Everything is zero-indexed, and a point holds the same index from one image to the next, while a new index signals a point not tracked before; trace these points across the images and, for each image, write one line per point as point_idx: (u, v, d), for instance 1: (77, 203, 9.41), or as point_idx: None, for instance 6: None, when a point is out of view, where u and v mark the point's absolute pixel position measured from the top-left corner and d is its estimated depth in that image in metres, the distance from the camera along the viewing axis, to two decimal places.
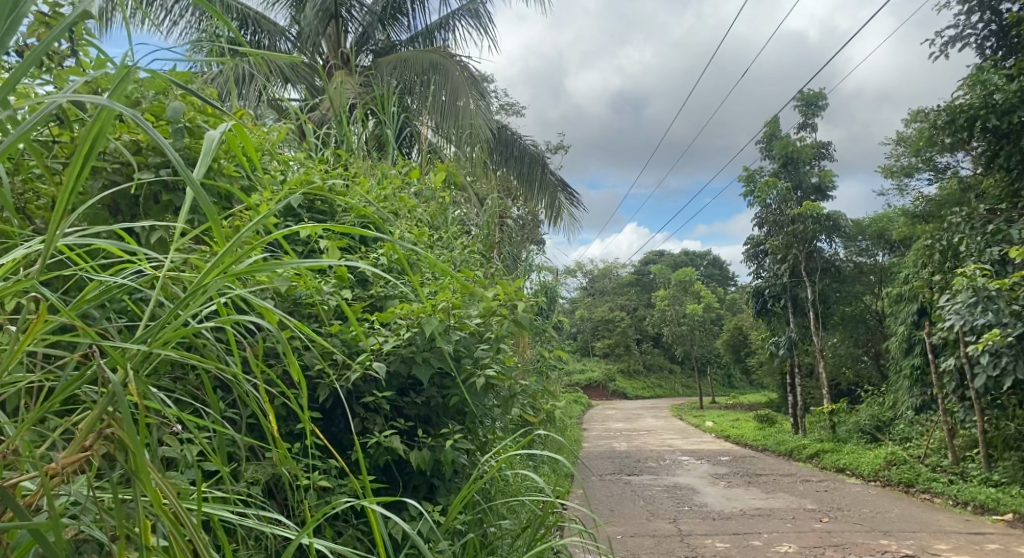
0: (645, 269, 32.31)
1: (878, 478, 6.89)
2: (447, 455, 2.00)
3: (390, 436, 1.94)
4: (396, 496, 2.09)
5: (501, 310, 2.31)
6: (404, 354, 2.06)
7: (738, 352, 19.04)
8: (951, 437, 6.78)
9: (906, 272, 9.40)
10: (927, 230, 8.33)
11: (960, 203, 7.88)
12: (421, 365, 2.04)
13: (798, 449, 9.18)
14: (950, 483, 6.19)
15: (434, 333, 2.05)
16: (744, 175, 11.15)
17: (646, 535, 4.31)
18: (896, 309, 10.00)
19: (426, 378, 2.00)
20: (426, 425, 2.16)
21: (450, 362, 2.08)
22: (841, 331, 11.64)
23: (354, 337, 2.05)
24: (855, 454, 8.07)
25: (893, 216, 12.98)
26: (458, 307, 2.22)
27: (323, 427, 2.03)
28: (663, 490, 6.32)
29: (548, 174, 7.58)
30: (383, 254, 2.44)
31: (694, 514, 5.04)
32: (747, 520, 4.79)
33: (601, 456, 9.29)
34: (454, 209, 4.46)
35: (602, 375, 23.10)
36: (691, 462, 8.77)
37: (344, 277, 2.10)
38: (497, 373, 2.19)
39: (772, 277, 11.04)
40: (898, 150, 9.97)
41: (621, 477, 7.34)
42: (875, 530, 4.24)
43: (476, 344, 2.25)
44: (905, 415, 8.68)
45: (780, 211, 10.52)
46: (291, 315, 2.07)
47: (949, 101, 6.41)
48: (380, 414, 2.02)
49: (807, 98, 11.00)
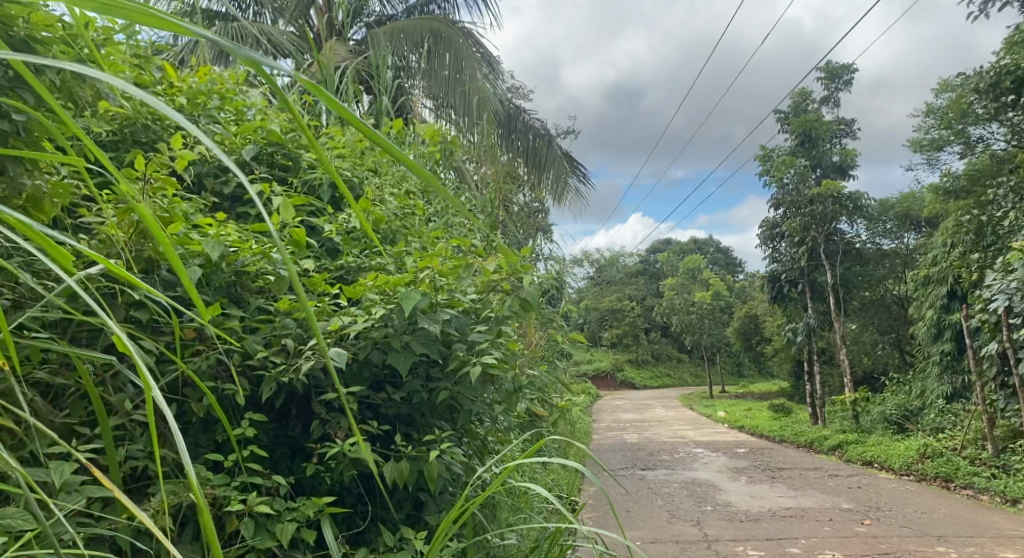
0: (652, 258, 31.80)
1: (912, 472, 6.43)
2: (434, 467, 1.55)
3: (357, 445, 1.50)
4: (373, 519, 1.65)
5: (503, 284, 1.85)
6: (377, 338, 1.61)
7: (749, 341, 18.58)
8: (990, 426, 6.26)
9: (936, 252, 8.88)
10: (961, 206, 7.80)
11: (998, 176, 7.36)
12: (397, 354, 1.59)
13: (820, 440, 8.70)
14: (993, 478, 5.70)
15: (415, 311, 1.60)
16: (761, 154, 10.61)
17: (669, 541, 3.89)
18: (923, 292, 9.48)
19: (406, 372, 1.55)
20: (409, 429, 1.71)
21: (435, 347, 1.64)
22: (861, 316, 11.13)
23: (313, 316, 1.60)
24: (882, 445, 7.58)
25: (917, 197, 12.41)
26: (447, 278, 1.75)
27: (276, 433, 1.60)
28: (682, 487, 5.87)
29: (554, 149, 7.09)
30: (354, 217, 1.99)
31: (720, 515, 4.58)
32: (778, 522, 4.32)
33: (613, 449, 8.85)
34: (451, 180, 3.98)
35: (610, 364, 22.64)
36: (708, 455, 8.31)
37: (301, 240, 1.66)
38: (498, 362, 1.72)
39: (789, 262, 10.62)
40: (927, 123, 9.41)
41: (636, 472, 6.90)
42: (927, 534, 3.76)
43: (471, 325, 1.79)
44: (935, 404, 8.18)
45: (798, 191, 9.98)
46: (231, 290, 1.63)
47: (993, 63, 5.89)
48: (346, 415, 1.58)
49: (833, 71, 10.47)
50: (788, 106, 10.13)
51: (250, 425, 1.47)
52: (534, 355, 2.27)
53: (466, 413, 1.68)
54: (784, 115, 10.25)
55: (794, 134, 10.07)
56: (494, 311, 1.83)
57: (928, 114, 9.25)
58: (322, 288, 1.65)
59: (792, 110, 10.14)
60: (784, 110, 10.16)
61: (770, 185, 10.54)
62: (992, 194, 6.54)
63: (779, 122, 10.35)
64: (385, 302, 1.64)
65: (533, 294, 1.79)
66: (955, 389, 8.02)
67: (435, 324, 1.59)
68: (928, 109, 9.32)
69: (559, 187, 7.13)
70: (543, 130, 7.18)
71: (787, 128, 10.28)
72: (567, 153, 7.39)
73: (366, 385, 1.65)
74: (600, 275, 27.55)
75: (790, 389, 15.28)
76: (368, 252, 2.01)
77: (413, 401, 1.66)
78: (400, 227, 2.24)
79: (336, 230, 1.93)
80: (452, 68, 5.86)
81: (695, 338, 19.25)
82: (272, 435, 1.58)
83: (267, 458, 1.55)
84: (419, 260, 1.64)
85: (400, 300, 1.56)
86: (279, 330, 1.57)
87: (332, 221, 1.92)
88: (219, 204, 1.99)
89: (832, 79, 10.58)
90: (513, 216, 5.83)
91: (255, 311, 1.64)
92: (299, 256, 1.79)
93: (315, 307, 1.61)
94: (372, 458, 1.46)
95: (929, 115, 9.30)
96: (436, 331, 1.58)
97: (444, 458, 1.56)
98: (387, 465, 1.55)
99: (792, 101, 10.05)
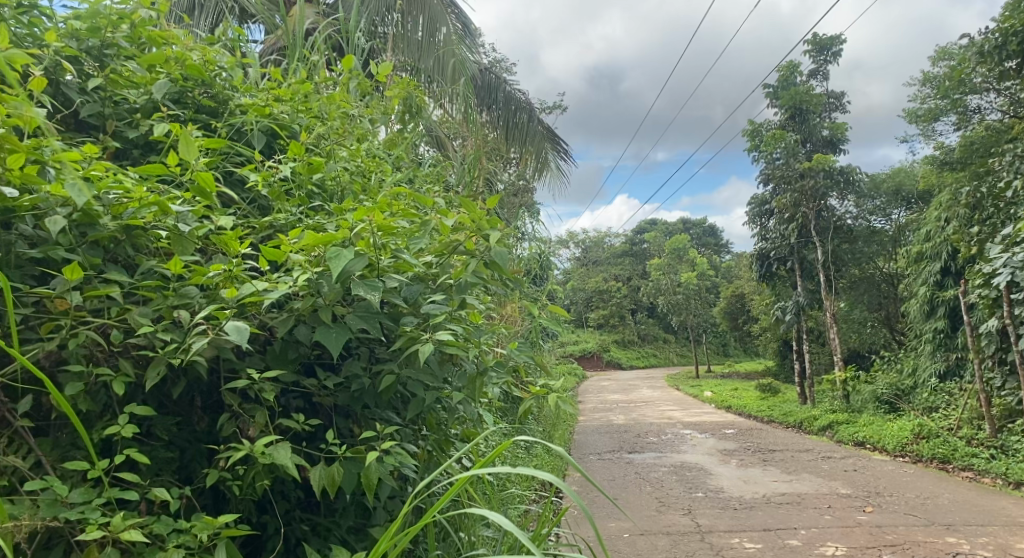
0: (637, 238, 31.50)
1: (906, 454, 6.22)
2: (374, 470, 1.23)
3: (271, 445, 1.18)
4: (301, 531, 1.35)
5: (464, 244, 1.51)
6: (302, 310, 1.28)
7: (735, 320, 18.38)
8: (987, 406, 6.03)
9: (929, 227, 8.66)
10: (957, 179, 7.53)
11: (996, 147, 7.09)
12: (327, 329, 1.26)
13: (809, 421, 8.48)
14: (992, 458, 5.48)
15: (346, 276, 1.27)
16: (749, 129, 10.28)
17: (657, 533, 3.62)
18: (915, 268, 9.24)
19: (336, 354, 1.22)
20: (350, 422, 1.39)
21: (376, 321, 1.31)
22: (851, 294, 10.90)
23: (221, 283, 1.28)
24: (875, 425, 7.36)
25: (908, 171, 12.16)
26: (395, 237, 1.43)
27: (176, 429, 1.28)
28: (670, 472, 5.62)
29: (535, 124, 6.69)
30: (286, 166, 1.64)
31: (711, 503, 4.33)
32: (774, 510, 4.06)
33: (598, 431, 8.60)
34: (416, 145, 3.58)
35: (596, 345, 22.41)
36: (696, 437, 8.06)
37: (206, 186, 1.34)
38: (457, 338, 1.39)
39: (778, 239, 10.36)
40: (923, 92, 9.20)
41: (622, 456, 6.64)
42: (934, 523, 3.50)
43: (425, 294, 1.47)
44: (927, 383, 7.99)
45: (788, 165, 9.66)
46: (118, 249, 1.30)
47: (997, 25, 5.57)
48: (262, 408, 1.26)
49: (822, 42, 10.14)
50: (776, 79, 9.78)
51: (131, 423, 1.15)
52: (506, 330, 1.95)
53: (417, 403, 1.36)
54: (773, 89, 9.88)
55: (783, 108, 9.72)
56: (453, 277, 1.51)
57: (923, 83, 9.01)
58: (231, 246, 1.31)
59: (781, 83, 9.77)
60: (773, 84, 9.79)
61: (758, 160, 10.23)
62: (991, 165, 6.25)
63: (767, 96, 9.98)
64: (311, 264, 1.31)
65: (500, 253, 1.46)
66: (948, 367, 7.81)
67: (376, 292, 1.26)
68: (924, 77, 9.10)
69: (541, 161, 6.74)
70: (524, 99, 6.74)
71: (775, 102, 9.92)
72: (549, 124, 7.01)
73: (291, 370, 1.32)
74: (585, 255, 27.17)
75: (775, 367, 15.11)
76: (304, 210, 1.68)
77: (353, 389, 1.34)
78: (348, 182, 1.90)
79: (261, 180, 1.59)
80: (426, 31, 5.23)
81: (682, 318, 18.99)
82: (170, 431, 1.26)
83: (162, 463, 1.23)
84: (355, 210, 1.32)
85: (328, 259, 1.24)
86: (174, 299, 1.24)
87: (257, 170, 1.59)
88: (122, 149, 1.67)
89: (820, 51, 10.26)
90: (495, 192, 5.49)
91: (147, 275, 1.30)
92: (210, 210, 1.45)
93: (221, 271, 1.28)
94: (288, 464, 1.14)
95: (925, 84, 9.11)
96: (375, 300, 1.25)
97: (388, 461, 1.24)
98: (315, 469, 1.23)
99: (781, 74, 9.70)
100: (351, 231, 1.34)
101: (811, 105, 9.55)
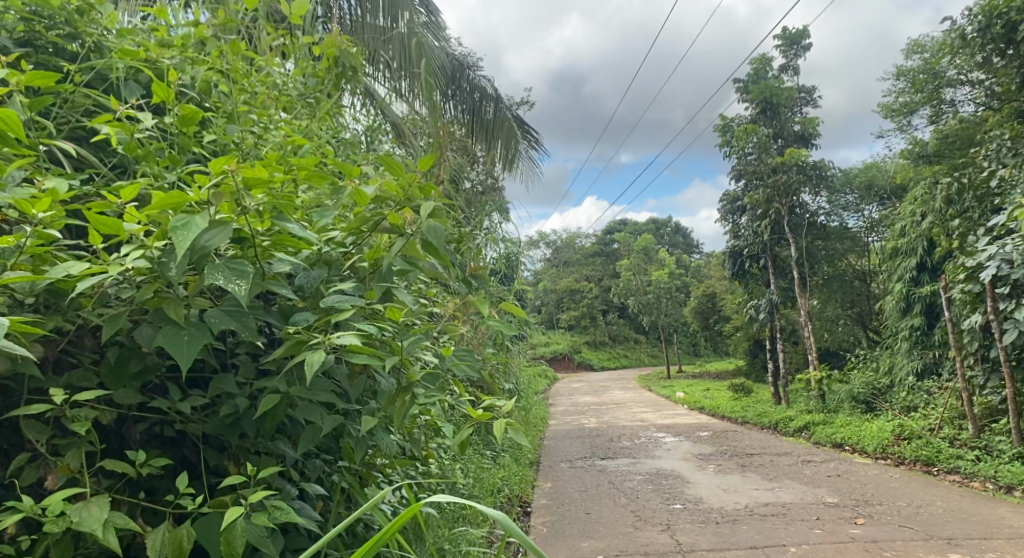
0: (608, 238, 31.27)
1: (887, 456, 5.99)
2: (238, 535, 0.85)
3: (79, 503, 0.81)
4: None
5: (388, 218, 1.12)
6: (140, 305, 0.90)
7: (707, 320, 18.21)
8: (970, 406, 5.83)
9: (904, 222, 8.52)
10: (934, 172, 7.33)
11: (974, 139, 6.91)
12: (176, 331, 0.87)
13: (785, 421, 8.24)
14: (977, 460, 5.27)
15: (195, 257, 0.86)
16: (720, 125, 10.01)
17: (633, 554, 3.28)
18: (889, 265, 9.08)
19: (186, 370, 0.83)
20: (224, 458, 1.01)
21: (248, 320, 0.93)
22: (823, 292, 10.74)
23: (22, 266, 0.91)
24: (852, 426, 7.14)
25: (881, 167, 12.06)
26: (287, 203, 1.03)
27: None
28: (646, 480, 5.29)
29: (503, 114, 6.29)
30: (144, 114, 1.21)
31: (692, 516, 4.00)
32: (760, 523, 3.75)
33: (570, 435, 8.25)
34: (356, 124, 3.14)
35: (567, 345, 22.10)
36: (671, 441, 7.75)
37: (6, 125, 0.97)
38: (369, 340, 1.00)
39: (751, 236, 10.14)
40: (897, 87, 9.02)
41: (594, 462, 6.29)
42: (934, 538, 3.20)
43: (330, 282, 1.08)
44: (904, 381, 7.80)
45: (760, 161, 9.40)
46: None
47: (982, 10, 5.34)
48: (79, 444, 0.88)
49: (791, 37, 9.94)
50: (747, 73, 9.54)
51: None
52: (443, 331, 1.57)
53: (310, 435, 0.97)
54: (744, 84, 9.63)
55: (754, 103, 9.47)
56: (370, 260, 1.12)
57: (897, 76, 8.86)
58: (24, 210, 0.91)
59: (751, 78, 9.51)
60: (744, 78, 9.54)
61: (730, 156, 9.99)
62: (973, 155, 6.04)
63: (738, 90, 9.72)
64: (158, 240, 0.92)
65: (435, 230, 1.08)
66: (925, 365, 7.64)
67: (242, 281, 0.86)
68: (897, 71, 8.95)
69: (508, 155, 6.36)
70: (491, 89, 6.33)
71: (747, 97, 9.66)
72: (517, 114, 6.62)
73: (133, 390, 0.94)
74: (556, 255, 26.83)
75: (747, 366, 14.97)
76: (180, 174, 1.28)
77: (224, 414, 0.96)
78: (254, 147, 1.51)
79: (112, 131, 1.18)
80: (387, 15, 4.56)
81: (653, 318, 18.76)
82: None
83: None
84: (217, 163, 0.91)
85: (170, 230, 0.84)
86: None
87: (105, 121, 1.18)
88: None
89: (790, 46, 10.06)
90: (464, 190, 5.09)
91: None
92: (35, 174, 1.07)
93: (25, 249, 0.91)
94: (97, 533, 0.77)
95: (898, 78, 8.97)
96: (238, 293, 0.84)
97: (263, 517, 0.87)
98: (156, 529, 0.86)
99: (752, 68, 9.45)
100: (210, 192, 0.92)
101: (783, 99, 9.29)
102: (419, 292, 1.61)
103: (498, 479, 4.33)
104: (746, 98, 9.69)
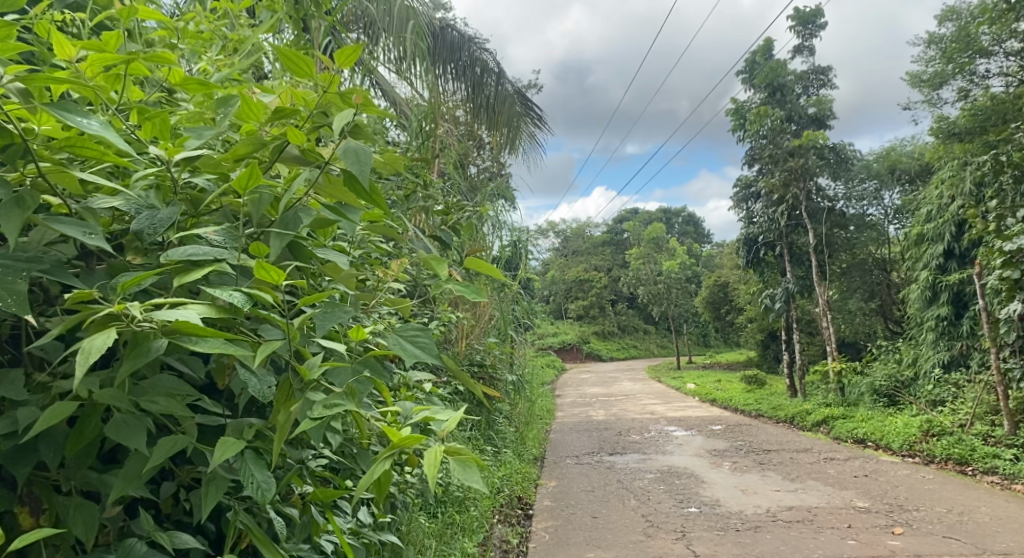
0: (618, 227, 30.80)
1: (915, 454, 5.60)
2: None
3: None
4: None
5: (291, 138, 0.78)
6: None
7: (718, 310, 17.78)
8: (1004, 400, 5.43)
9: (930, 206, 8.09)
10: (965, 151, 6.87)
11: (1010, 114, 6.45)
12: None
13: (802, 415, 7.85)
14: (1016, 459, 4.87)
15: None
16: (731, 110, 9.55)
17: None
18: (913, 252, 8.63)
19: None
20: (16, 504, 0.73)
21: (12, 280, 0.65)
22: (842, 281, 10.29)
23: None
24: (874, 420, 6.73)
25: (901, 152, 11.56)
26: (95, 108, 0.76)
27: None
28: (656, 479, 4.93)
29: (504, 89, 5.82)
30: None
31: (708, 522, 3.65)
32: (783, 531, 3.38)
33: (577, 429, 7.89)
34: None
35: (576, 336, 21.71)
36: (682, 435, 7.36)
37: None
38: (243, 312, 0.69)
39: (766, 223, 9.71)
40: (927, 56, 8.54)
41: (601, 458, 5.94)
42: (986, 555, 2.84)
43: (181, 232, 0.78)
44: (929, 373, 7.39)
45: (775, 144, 8.93)
46: None
47: None
48: None
49: (803, 17, 9.41)
50: (753, 56, 9.08)
51: None
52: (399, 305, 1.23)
53: (128, 466, 0.69)
54: (752, 65, 9.19)
55: (762, 86, 9.01)
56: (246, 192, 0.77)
57: (927, 44, 8.41)
58: None
59: (758, 60, 9.08)
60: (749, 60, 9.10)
61: (743, 140, 9.53)
62: (1008, 132, 5.59)
63: (746, 73, 9.27)
64: None
65: (363, 151, 0.75)
66: (951, 357, 7.22)
67: None
68: (927, 39, 8.49)
69: (510, 133, 5.93)
70: (492, 62, 5.82)
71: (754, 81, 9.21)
72: (519, 90, 6.17)
73: None
74: (564, 245, 26.39)
75: (759, 358, 14.54)
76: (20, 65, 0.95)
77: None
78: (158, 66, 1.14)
79: None
80: None
81: (663, 308, 18.31)
82: None
83: None
84: None
85: None
86: None
87: None
88: None
89: (803, 25, 9.53)
90: (467, 173, 4.74)
91: None
92: None
93: None
94: None
95: (929, 46, 8.49)
96: None
97: None
98: None
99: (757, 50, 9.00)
100: None
101: (792, 81, 8.83)
102: (358, 254, 1.28)
103: (497, 479, 4.00)
104: (753, 82, 9.22)
